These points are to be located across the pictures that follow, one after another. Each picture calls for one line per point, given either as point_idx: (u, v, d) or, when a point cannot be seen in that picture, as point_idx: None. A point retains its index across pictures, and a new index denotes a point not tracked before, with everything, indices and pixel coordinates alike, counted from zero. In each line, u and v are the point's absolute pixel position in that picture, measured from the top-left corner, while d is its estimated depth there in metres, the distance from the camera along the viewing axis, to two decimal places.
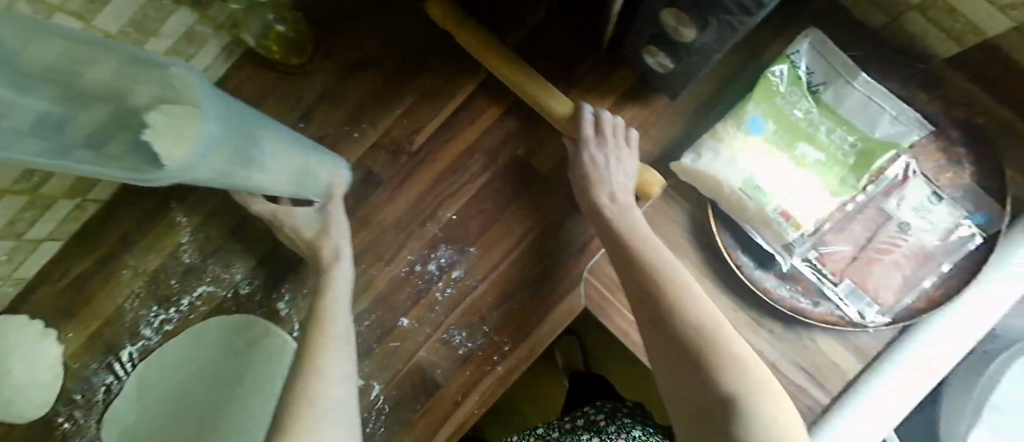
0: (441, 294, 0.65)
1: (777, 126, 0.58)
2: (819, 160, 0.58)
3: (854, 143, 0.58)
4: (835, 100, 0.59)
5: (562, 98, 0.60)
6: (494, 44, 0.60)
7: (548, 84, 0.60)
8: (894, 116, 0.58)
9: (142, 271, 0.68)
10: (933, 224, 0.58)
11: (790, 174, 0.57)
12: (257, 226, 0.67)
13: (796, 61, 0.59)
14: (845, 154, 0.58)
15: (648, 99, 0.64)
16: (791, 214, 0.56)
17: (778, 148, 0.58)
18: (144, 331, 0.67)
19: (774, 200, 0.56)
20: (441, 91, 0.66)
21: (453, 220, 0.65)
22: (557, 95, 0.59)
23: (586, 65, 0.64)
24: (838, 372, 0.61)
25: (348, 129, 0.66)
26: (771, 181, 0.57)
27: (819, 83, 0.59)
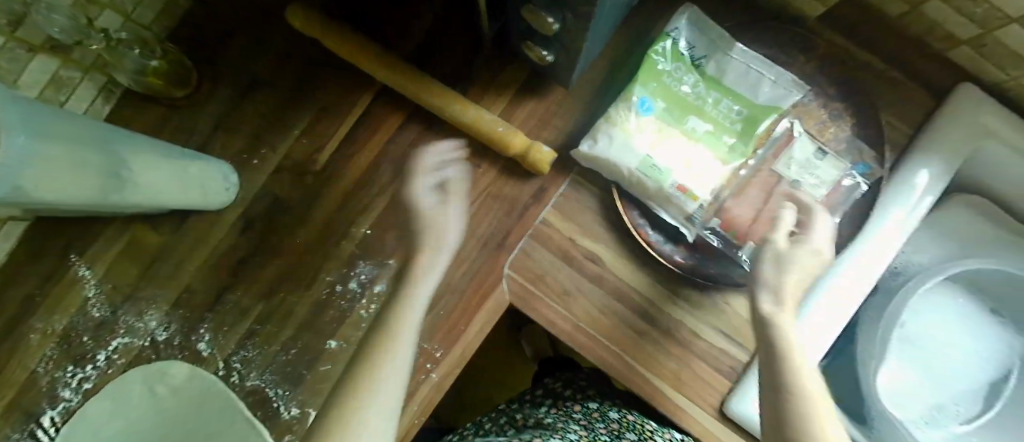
0: (366, 311, 0.64)
1: (665, 104, 0.60)
2: (708, 131, 0.60)
3: (740, 110, 0.60)
4: (719, 71, 0.61)
5: (453, 101, 0.60)
6: (376, 54, 0.59)
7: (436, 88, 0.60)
8: (773, 80, 0.60)
9: (52, 332, 0.64)
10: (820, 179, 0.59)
11: (683, 148, 0.59)
12: (166, 268, 0.65)
13: (676, 37, 0.60)
14: (730, 122, 0.60)
15: (545, 89, 0.64)
16: (686, 187, 0.58)
17: (669, 124, 0.60)
18: (63, 393, 0.64)
19: (671, 175, 0.57)
20: (337, 105, 0.64)
21: (369, 234, 0.64)
22: (447, 99, 0.59)
23: (479, 64, 0.64)
24: (752, 330, 0.65)
25: (247, 157, 0.65)
26: (667, 158, 0.58)
27: (701, 56, 0.62)
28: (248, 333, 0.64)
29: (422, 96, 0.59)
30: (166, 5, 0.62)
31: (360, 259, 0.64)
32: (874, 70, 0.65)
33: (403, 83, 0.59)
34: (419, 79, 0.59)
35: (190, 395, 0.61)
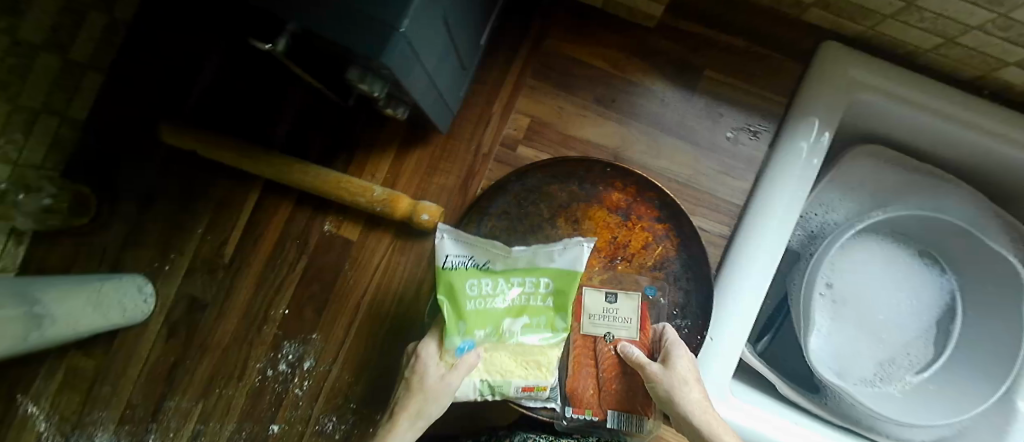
0: (300, 389, 0.65)
1: (478, 326, 0.49)
2: (525, 324, 0.51)
3: (545, 284, 0.51)
4: (500, 252, 0.51)
5: (332, 174, 0.63)
6: (250, 149, 0.64)
7: (311, 166, 0.64)
8: (558, 246, 0.50)
9: None
10: (629, 330, 0.56)
11: (513, 354, 0.50)
12: (107, 387, 0.67)
13: (450, 262, 0.49)
14: (534, 318, 0.51)
15: (424, 140, 0.67)
16: (531, 384, 0.50)
17: (490, 342, 0.50)
18: None
19: (513, 381, 0.50)
20: (234, 198, 0.67)
21: (287, 313, 0.66)
22: (325, 172, 0.63)
23: (357, 134, 0.67)
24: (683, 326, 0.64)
25: (159, 264, 0.67)
26: (500, 364, 0.50)
27: (481, 260, 0.51)
28: (194, 434, 0.66)
29: (302, 184, 0.63)
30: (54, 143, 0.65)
31: (285, 340, 0.66)
32: (733, 49, 0.67)
33: (283, 174, 0.63)
34: (297, 167, 0.63)
35: None
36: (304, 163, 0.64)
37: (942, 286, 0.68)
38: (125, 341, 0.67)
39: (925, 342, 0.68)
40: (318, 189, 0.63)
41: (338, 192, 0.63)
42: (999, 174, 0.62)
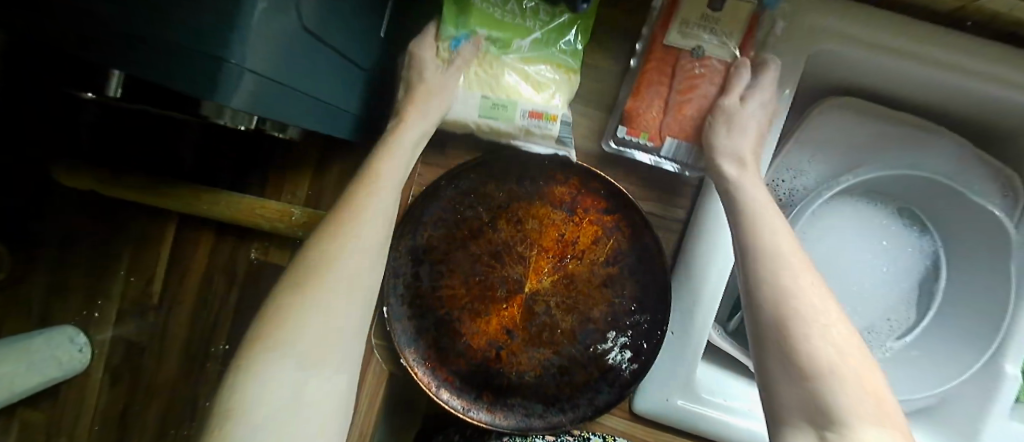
0: None
1: (489, 30, 0.51)
2: (536, 43, 0.52)
3: (564, 15, 0.52)
4: None
5: (247, 200, 0.59)
6: (151, 183, 0.59)
7: (220, 194, 0.59)
8: None
9: None
10: (728, 35, 0.50)
11: (521, 77, 0.52)
12: (63, 439, 0.66)
13: None
14: (543, 33, 0.52)
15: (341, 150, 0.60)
16: (538, 112, 0.52)
17: (491, 49, 0.52)
18: None
19: (521, 103, 0.51)
20: (151, 235, 0.63)
21: (228, 348, 0.63)
22: (238, 200, 0.59)
23: (269, 151, 0.61)
24: None
25: (89, 312, 0.65)
26: (511, 89, 0.52)
27: None
28: None
29: (216, 211, 0.59)
30: None
31: None
32: None
33: (193, 203, 0.59)
34: (205, 197, 0.58)
35: None
36: (212, 191, 0.59)
37: (922, 247, 0.63)
38: (70, 392, 0.65)
39: (908, 306, 0.63)
40: (233, 216, 0.59)
41: (257, 217, 0.58)
42: (992, 116, 0.55)
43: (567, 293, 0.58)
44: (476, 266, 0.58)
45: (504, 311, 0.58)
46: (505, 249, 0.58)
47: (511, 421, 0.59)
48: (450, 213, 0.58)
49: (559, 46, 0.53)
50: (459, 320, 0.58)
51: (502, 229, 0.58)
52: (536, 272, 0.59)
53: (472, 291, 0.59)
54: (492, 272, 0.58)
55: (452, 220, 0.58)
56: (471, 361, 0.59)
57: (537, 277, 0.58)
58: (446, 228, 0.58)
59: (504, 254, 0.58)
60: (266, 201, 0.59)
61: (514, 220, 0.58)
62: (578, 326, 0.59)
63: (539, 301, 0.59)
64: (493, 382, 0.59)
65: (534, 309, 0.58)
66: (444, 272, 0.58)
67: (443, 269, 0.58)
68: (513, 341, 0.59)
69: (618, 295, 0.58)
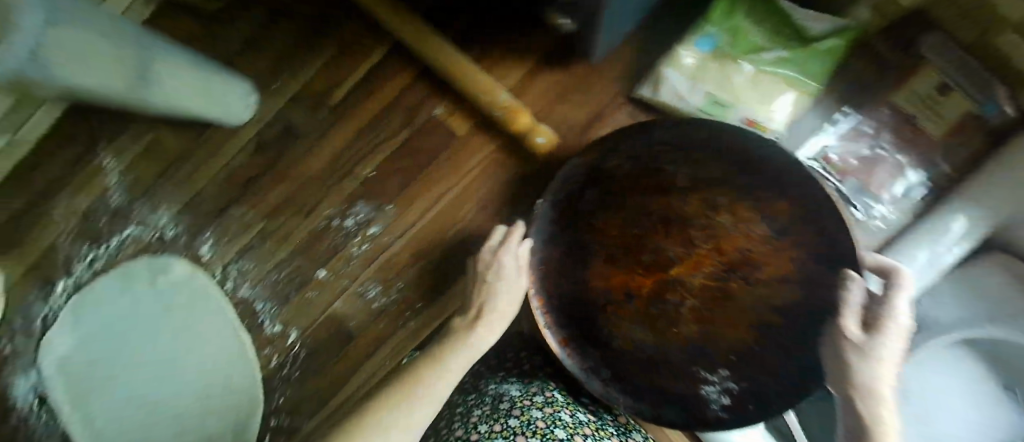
0: (357, 249, 0.67)
1: (733, 38, 0.55)
2: (778, 58, 0.55)
3: (820, 40, 0.54)
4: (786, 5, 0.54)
5: (466, 62, 0.61)
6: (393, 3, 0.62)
7: (445, 45, 0.61)
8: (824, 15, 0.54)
9: (74, 210, 0.69)
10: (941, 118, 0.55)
11: (752, 83, 0.55)
12: (182, 171, 0.68)
13: None
14: (791, 53, 0.54)
15: (569, 62, 0.62)
16: (754, 121, 0.55)
17: (732, 52, 0.55)
18: (77, 267, 0.70)
19: (738, 109, 0.55)
20: (362, 45, 0.65)
21: (371, 177, 0.66)
22: (458, 58, 0.61)
23: (502, 26, 0.62)
24: None
25: (269, 79, 0.66)
26: (736, 91, 0.55)
27: None
28: (249, 246, 0.68)
29: (434, 58, 0.61)
30: None
31: (360, 199, 0.66)
32: None
33: (419, 40, 0.62)
34: (433, 40, 0.61)
35: (190, 291, 0.68)
36: (439, 38, 0.62)
37: None
38: (212, 136, 0.68)
39: None
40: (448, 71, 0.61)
41: (467, 83, 0.61)
42: None
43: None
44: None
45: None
46: None
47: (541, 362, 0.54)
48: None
49: (799, 68, 0.55)
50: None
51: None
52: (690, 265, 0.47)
53: (622, 239, 0.48)
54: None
55: (646, 159, 0.48)
56: None
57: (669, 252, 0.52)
58: (637, 164, 0.48)
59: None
60: (483, 72, 0.61)
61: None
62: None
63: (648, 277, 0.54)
64: (590, 336, 0.47)
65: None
66: None
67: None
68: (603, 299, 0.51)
69: (762, 350, 0.44)
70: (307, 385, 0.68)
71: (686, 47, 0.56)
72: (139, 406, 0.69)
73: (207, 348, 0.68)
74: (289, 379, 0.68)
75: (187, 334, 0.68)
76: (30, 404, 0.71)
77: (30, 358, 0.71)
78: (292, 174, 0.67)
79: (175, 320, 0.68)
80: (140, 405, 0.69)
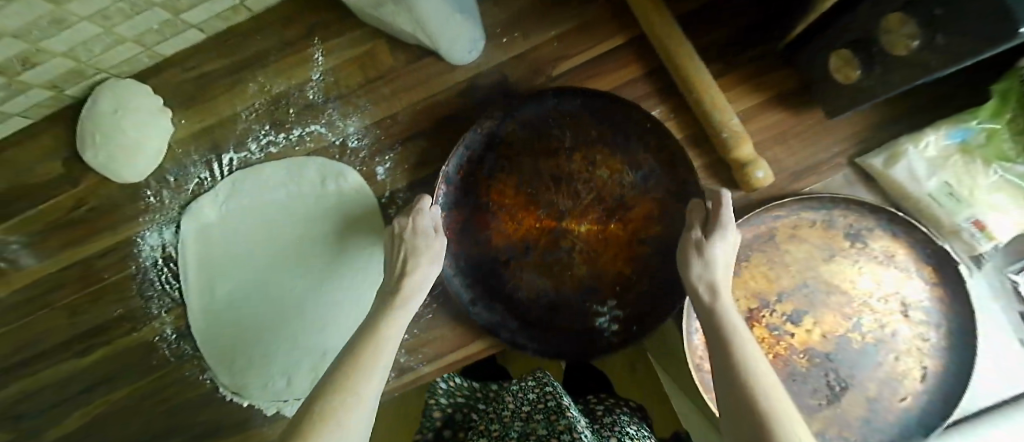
0: (529, 219, 0.66)
1: None
2: None
3: None
4: None
5: (707, 80, 0.60)
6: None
7: (693, 58, 0.61)
8: None
9: (267, 90, 0.69)
10: None
11: (993, 188, 0.54)
12: (384, 88, 0.68)
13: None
14: None
15: (803, 110, 0.62)
16: (984, 225, 0.55)
17: (980, 154, 0.54)
18: (250, 145, 0.69)
19: (972, 209, 0.55)
20: (603, 29, 0.66)
21: (567, 155, 0.66)
22: (701, 75, 0.60)
23: (747, 53, 0.63)
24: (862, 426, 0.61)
25: (500, 31, 0.67)
26: (976, 191, 0.55)
27: None
28: (424, 181, 0.68)
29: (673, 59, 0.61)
30: None
31: (547, 172, 0.66)
32: None
33: (664, 36, 0.61)
34: (683, 49, 0.60)
35: (354, 204, 0.68)
36: (689, 49, 0.61)
37: None
38: (426, 65, 0.68)
39: None
40: (681, 76, 0.61)
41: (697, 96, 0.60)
42: None
43: (595, 248, 0.66)
44: (534, 181, 0.66)
45: (539, 222, 0.66)
46: (846, 289, 0.61)
47: (486, 319, 0.66)
48: (540, 121, 0.66)
49: None
50: (495, 214, 0.66)
51: (574, 161, 0.66)
52: (579, 216, 0.66)
53: (516, 196, 0.66)
54: (542, 193, 0.66)
55: (538, 127, 0.66)
56: None
57: (578, 220, 0.66)
58: (531, 132, 0.66)
59: (563, 184, 0.66)
60: (720, 94, 0.61)
61: (588, 160, 0.66)
62: (586, 279, 0.67)
63: (567, 238, 0.66)
64: (493, 274, 0.67)
65: (559, 242, 0.66)
66: (784, 257, 0.62)
67: (506, 166, 0.66)
68: (525, 257, 0.67)
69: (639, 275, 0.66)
70: (434, 330, 0.67)
71: (934, 134, 0.56)
72: (262, 293, 0.68)
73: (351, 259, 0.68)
74: (419, 319, 0.68)
75: (335, 242, 0.68)
76: (155, 259, 0.70)
77: (171, 215, 0.70)
78: None
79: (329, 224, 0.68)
80: (264, 293, 0.68)
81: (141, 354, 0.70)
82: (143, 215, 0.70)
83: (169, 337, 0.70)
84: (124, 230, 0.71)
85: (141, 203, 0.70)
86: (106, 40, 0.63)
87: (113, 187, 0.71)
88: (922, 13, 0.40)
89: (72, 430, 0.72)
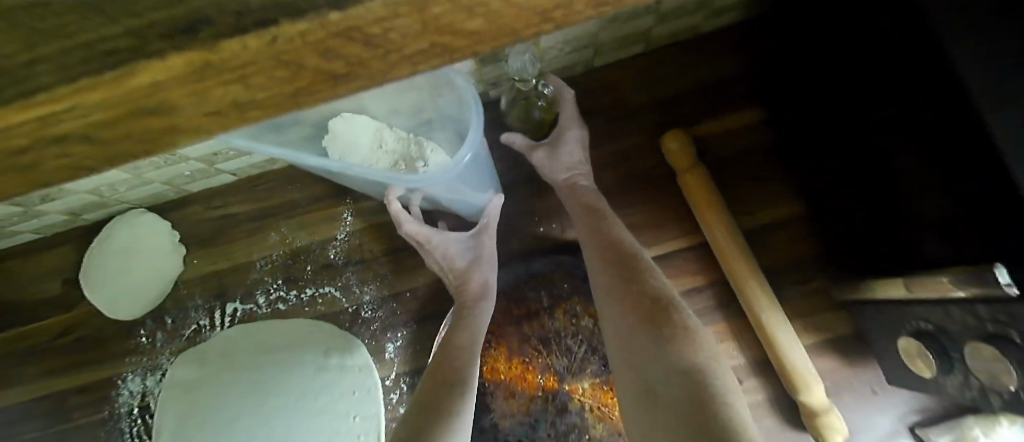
0: (550, 432, 0.59)
1: None
2: None
3: None
4: None
5: (772, 303, 0.56)
6: (724, 210, 0.59)
7: (760, 276, 0.57)
8: None
9: (287, 243, 0.66)
10: None
11: None
12: (408, 259, 0.65)
13: None
14: None
15: (855, 361, 0.57)
16: None
17: None
18: (258, 297, 0.65)
19: None
20: (645, 233, 0.63)
21: (592, 362, 0.60)
22: (769, 299, 0.56)
23: (796, 287, 0.59)
24: None
25: (537, 220, 0.64)
26: None
27: None
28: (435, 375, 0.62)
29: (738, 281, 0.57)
30: (569, 65, 0.63)
31: (565, 379, 0.60)
32: None
33: (731, 257, 0.58)
34: (749, 267, 0.57)
35: (355, 383, 0.62)
36: (756, 265, 0.58)
37: None
38: None
39: None
40: (740, 290, 0.57)
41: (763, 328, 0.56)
42: None
43: (607, 404, 0.59)
44: (524, 346, 0.62)
45: (539, 388, 0.60)
46: None
47: None
48: (512, 288, 0.63)
49: None
50: (493, 394, 0.61)
51: (557, 318, 0.62)
52: (576, 374, 0.60)
53: (512, 368, 0.61)
54: (535, 357, 0.61)
55: (513, 294, 0.63)
56: None
57: (578, 379, 0.60)
58: (506, 301, 0.63)
59: (552, 342, 0.61)
60: (784, 321, 0.56)
61: (570, 313, 0.62)
62: (608, 437, 0.58)
63: (574, 400, 0.59)
64: None
65: (566, 406, 0.59)
66: None
67: (490, 341, 0.62)
68: (537, 432, 0.59)
69: None
70: None
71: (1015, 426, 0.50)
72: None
73: (342, 423, 0.61)
74: None
75: (326, 405, 0.62)
76: (131, 408, 0.64)
77: (159, 360, 0.65)
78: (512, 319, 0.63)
79: (322, 385, 0.62)
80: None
81: None
82: (129, 356, 0.65)
83: None
84: (106, 369, 0.66)
85: (131, 342, 0.66)
86: (134, 182, 0.61)
87: (105, 319, 0.67)
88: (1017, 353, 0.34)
89: None
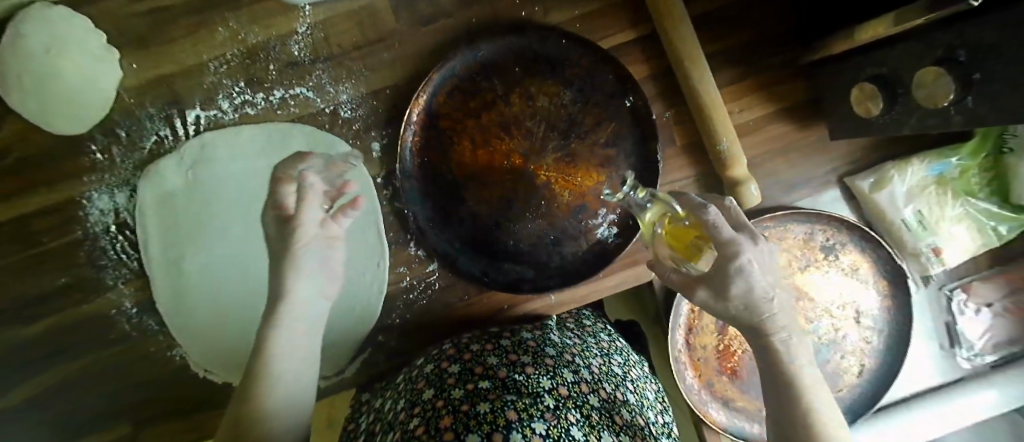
0: (529, 212, 0.64)
1: (957, 175, 0.61)
2: (986, 209, 0.61)
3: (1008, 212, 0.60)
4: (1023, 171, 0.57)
5: (708, 86, 0.59)
6: None
7: (702, 60, 0.59)
8: None
9: (241, 39, 0.59)
10: None
11: (956, 221, 0.61)
12: (384, 56, 0.61)
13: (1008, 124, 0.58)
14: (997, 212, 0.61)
15: (805, 127, 0.64)
16: (941, 250, 0.62)
17: (946, 188, 0.61)
18: (221, 103, 0.61)
19: (933, 237, 0.62)
20: (628, 13, 0.62)
21: (555, 144, 0.63)
22: (706, 80, 0.59)
23: (764, 63, 0.63)
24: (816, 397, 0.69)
25: (518, 5, 0.61)
26: (939, 220, 0.61)
27: (1011, 146, 0.58)
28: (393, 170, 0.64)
29: (684, 67, 0.59)
30: None
31: (530, 162, 0.63)
32: None
33: (677, 43, 0.58)
34: (692, 52, 0.58)
35: None
36: (694, 46, 0.58)
37: None
38: (432, 33, 0.61)
39: None
40: (685, 80, 0.59)
41: (702, 113, 0.60)
42: None
43: (570, 174, 0.64)
44: (487, 135, 0.62)
45: (507, 170, 0.63)
46: (813, 297, 0.67)
47: (508, 278, 0.64)
48: (466, 81, 0.61)
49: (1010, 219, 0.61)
50: (467, 186, 0.63)
51: (513, 103, 0.62)
52: (538, 156, 0.63)
53: (477, 162, 0.63)
54: (500, 145, 0.63)
55: (463, 88, 0.61)
56: (715, 333, 0.68)
57: (541, 158, 0.63)
58: (459, 97, 0.61)
59: (513, 128, 0.62)
60: (719, 98, 0.60)
61: (526, 96, 0.62)
62: (574, 201, 0.64)
63: (541, 176, 0.64)
64: (484, 234, 0.64)
65: (535, 183, 0.63)
66: None
67: (453, 137, 0.62)
68: (512, 211, 0.64)
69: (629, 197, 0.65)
70: (428, 316, 0.67)
71: (919, 165, 0.61)
72: (239, 267, 0.64)
73: None
74: (412, 304, 0.67)
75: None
76: (107, 226, 0.62)
77: (124, 177, 0.61)
78: (479, 109, 0.62)
79: None
80: (246, 248, 0.64)
81: (94, 328, 0.63)
82: (87, 174, 0.60)
83: (129, 311, 0.64)
84: (63, 191, 0.60)
85: (83, 159, 0.60)
86: None
87: (44, 137, 0.59)
88: (959, 68, 0.41)
89: (13, 406, 0.65)
